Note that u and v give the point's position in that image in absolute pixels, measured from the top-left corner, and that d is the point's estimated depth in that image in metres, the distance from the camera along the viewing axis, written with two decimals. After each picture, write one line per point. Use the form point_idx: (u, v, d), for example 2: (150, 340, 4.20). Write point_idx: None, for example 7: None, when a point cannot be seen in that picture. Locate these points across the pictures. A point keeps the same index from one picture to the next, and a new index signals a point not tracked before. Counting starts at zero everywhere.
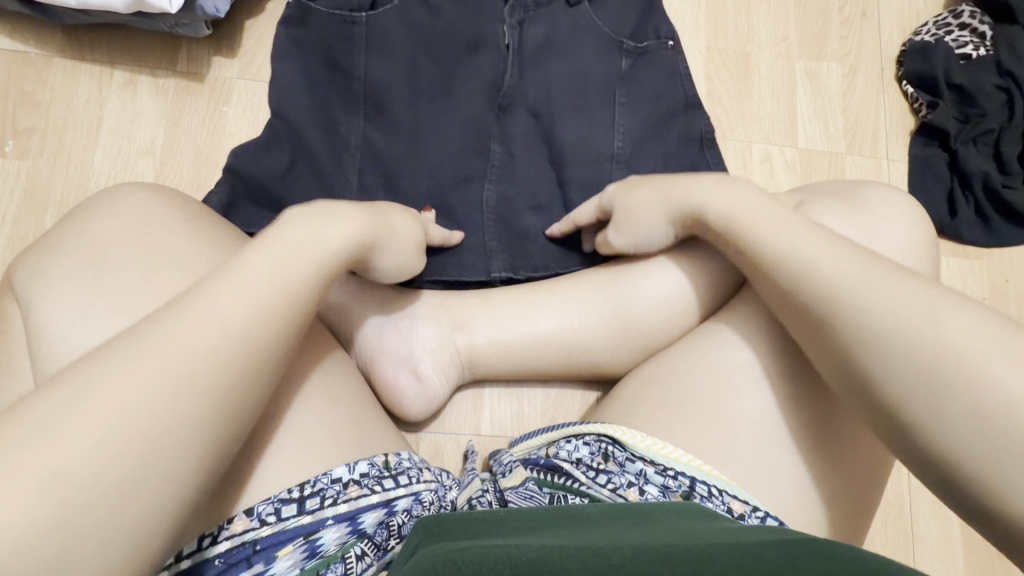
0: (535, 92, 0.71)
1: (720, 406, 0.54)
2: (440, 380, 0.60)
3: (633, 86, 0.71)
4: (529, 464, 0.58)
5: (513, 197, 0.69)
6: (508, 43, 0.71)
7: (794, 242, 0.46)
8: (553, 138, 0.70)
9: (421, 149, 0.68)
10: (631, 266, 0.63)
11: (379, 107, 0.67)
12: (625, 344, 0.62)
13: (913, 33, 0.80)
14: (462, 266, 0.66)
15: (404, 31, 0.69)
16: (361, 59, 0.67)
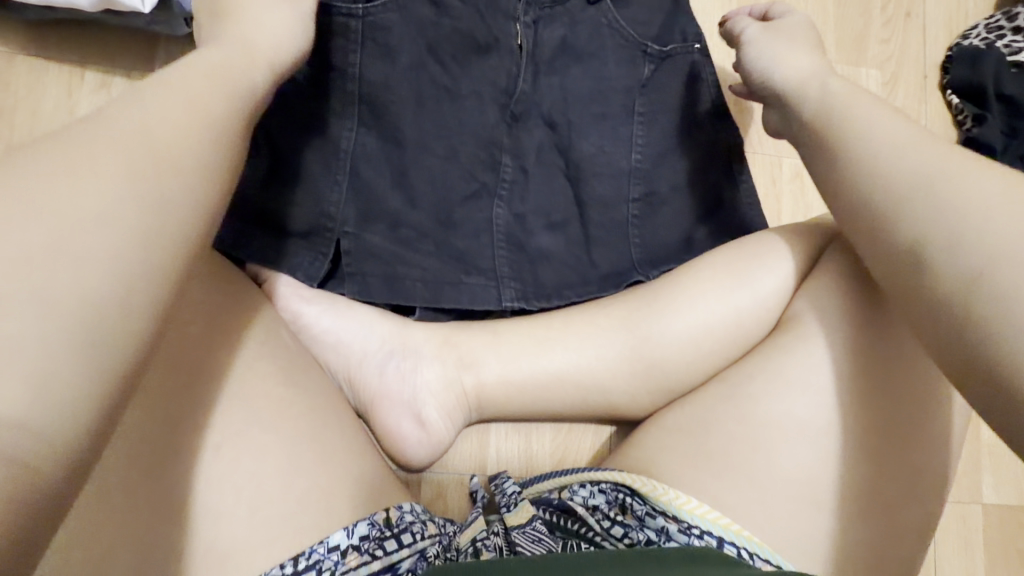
0: (550, 101, 0.64)
1: (748, 461, 0.50)
2: (446, 426, 0.55)
3: (655, 97, 0.66)
4: (540, 503, 0.54)
5: (526, 217, 0.63)
6: (520, 44, 0.62)
7: (867, 137, 0.46)
8: (569, 153, 0.64)
9: (427, 161, 0.60)
10: (654, 301, 0.58)
11: (376, 110, 0.58)
12: (646, 385, 0.57)
13: (961, 36, 0.74)
14: (472, 294, 0.59)
15: (408, 22, 0.58)
16: (359, 49, 0.57)
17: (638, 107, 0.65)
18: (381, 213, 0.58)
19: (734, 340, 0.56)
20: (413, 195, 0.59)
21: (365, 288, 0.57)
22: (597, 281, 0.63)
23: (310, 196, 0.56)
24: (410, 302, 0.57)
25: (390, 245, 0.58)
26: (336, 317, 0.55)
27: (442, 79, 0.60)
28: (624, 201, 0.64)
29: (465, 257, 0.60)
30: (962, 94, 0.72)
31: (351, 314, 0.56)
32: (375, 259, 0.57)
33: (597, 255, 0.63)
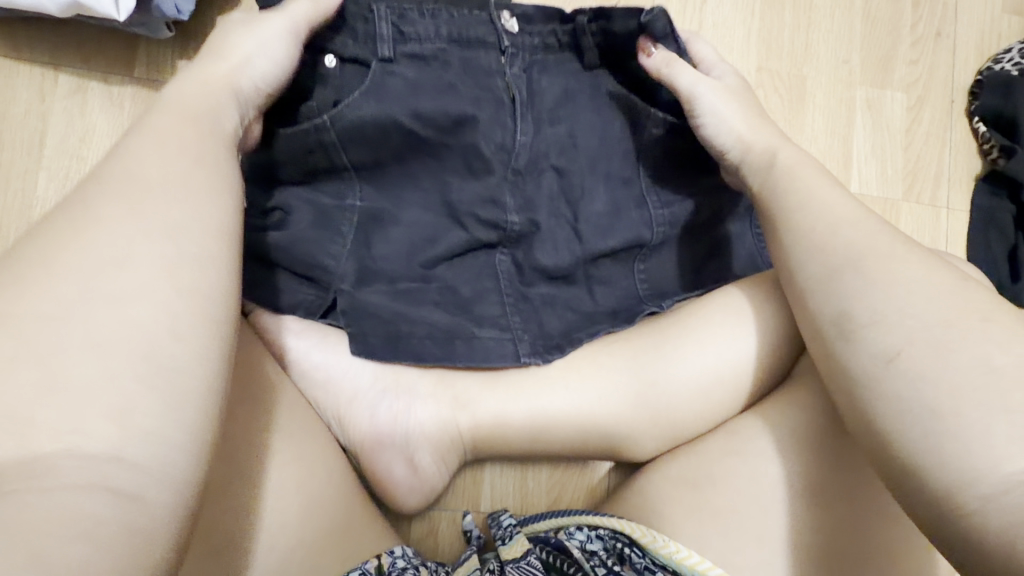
0: (551, 145, 0.55)
1: (751, 517, 0.48)
2: (438, 468, 0.54)
3: (666, 163, 0.58)
4: (536, 540, 0.53)
5: (536, 255, 0.56)
6: (513, 96, 0.53)
7: (830, 208, 0.47)
8: (579, 206, 0.56)
9: (426, 210, 0.54)
10: (661, 342, 0.55)
11: (367, 165, 0.53)
12: (651, 432, 0.54)
13: (992, 59, 0.70)
14: (486, 349, 0.54)
15: (384, 98, 0.51)
16: (339, 148, 0.51)
17: (651, 163, 0.58)
18: (381, 270, 0.53)
19: (742, 388, 0.55)
20: (409, 250, 0.54)
21: (367, 348, 0.52)
22: (604, 318, 0.57)
23: (306, 254, 0.52)
24: (421, 361, 0.53)
25: (391, 304, 0.53)
26: (325, 352, 0.53)
27: (435, 127, 0.52)
28: (643, 245, 0.58)
29: (470, 307, 0.54)
30: (990, 122, 0.69)
31: (340, 350, 0.53)
32: (374, 319, 0.52)
33: (599, 295, 0.57)
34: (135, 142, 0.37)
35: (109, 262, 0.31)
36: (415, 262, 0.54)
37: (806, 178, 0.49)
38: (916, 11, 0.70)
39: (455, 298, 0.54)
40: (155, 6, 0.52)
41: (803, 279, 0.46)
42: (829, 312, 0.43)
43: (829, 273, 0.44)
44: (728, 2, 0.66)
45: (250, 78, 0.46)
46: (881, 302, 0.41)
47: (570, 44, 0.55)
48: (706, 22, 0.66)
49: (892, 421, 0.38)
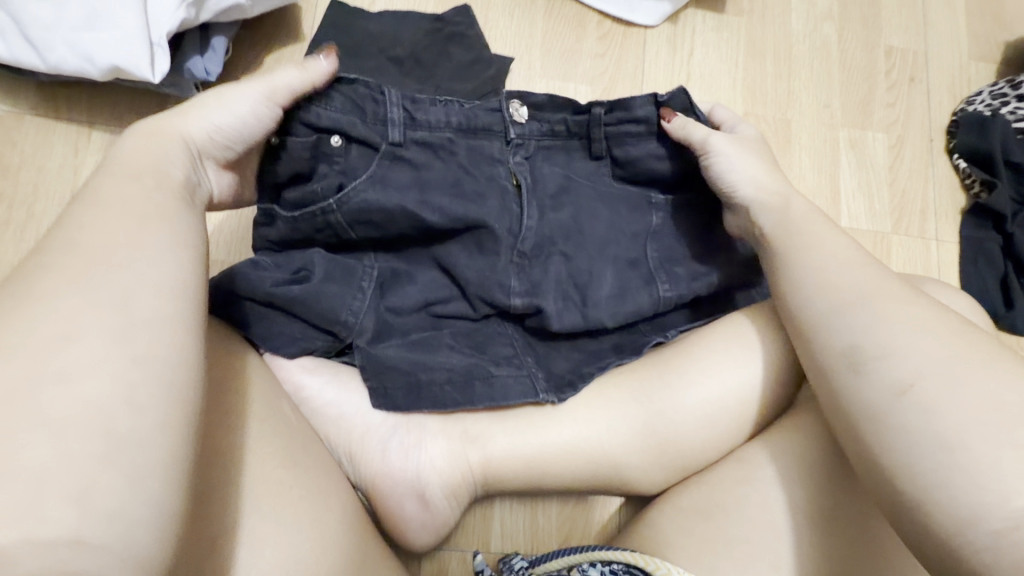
0: (556, 221, 0.57)
1: (768, 546, 0.48)
2: (449, 502, 0.53)
3: (665, 233, 0.60)
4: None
5: (540, 325, 0.56)
6: (517, 182, 0.56)
7: (832, 252, 0.50)
8: (586, 290, 0.57)
9: (439, 270, 0.56)
10: (667, 372, 0.56)
11: (382, 236, 0.54)
12: (660, 462, 0.55)
13: (965, 101, 0.75)
14: (505, 388, 0.53)
15: (390, 188, 0.53)
16: (349, 230, 0.53)
17: (654, 221, 0.60)
18: (396, 324, 0.54)
19: (748, 414, 0.55)
20: (422, 299, 0.55)
21: (391, 402, 0.52)
22: (609, 352, 0.58)
23: (324, 312, 0.52)
24: (443, 407, 0.53)
25: (409, 355, 0.53)
26: (337, 388, 0.53)
27: (447, 202, 0.54)
28: (652, 299, 0.58)
29: (485, 348, 0.55)
30: (969, 158, 0.72)
31: (353, 387, 0.54)
32: (393, 371, 0.52)
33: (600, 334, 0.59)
34: (90, 206, 0.39)
35: (60, 335, 0.32)
36: (427, 316, 0.55)
37: (803, 222, 0.53)
38: (889, 60, 0.75)
39: (467, 347, 0.55)
40: (187, 68, 0.57)
41: (812, 311, 0.48)
42: (839, 344, 0.46)
43: (839, 308, 0.47)
44: (714, 56, 0.72)
45: (202, 125, 0.47)
46: (892, 339, 0.43)
47: (581, 132, 0.58)
48: (694, 73, 0.71)
49: (900, 454, 0.40)
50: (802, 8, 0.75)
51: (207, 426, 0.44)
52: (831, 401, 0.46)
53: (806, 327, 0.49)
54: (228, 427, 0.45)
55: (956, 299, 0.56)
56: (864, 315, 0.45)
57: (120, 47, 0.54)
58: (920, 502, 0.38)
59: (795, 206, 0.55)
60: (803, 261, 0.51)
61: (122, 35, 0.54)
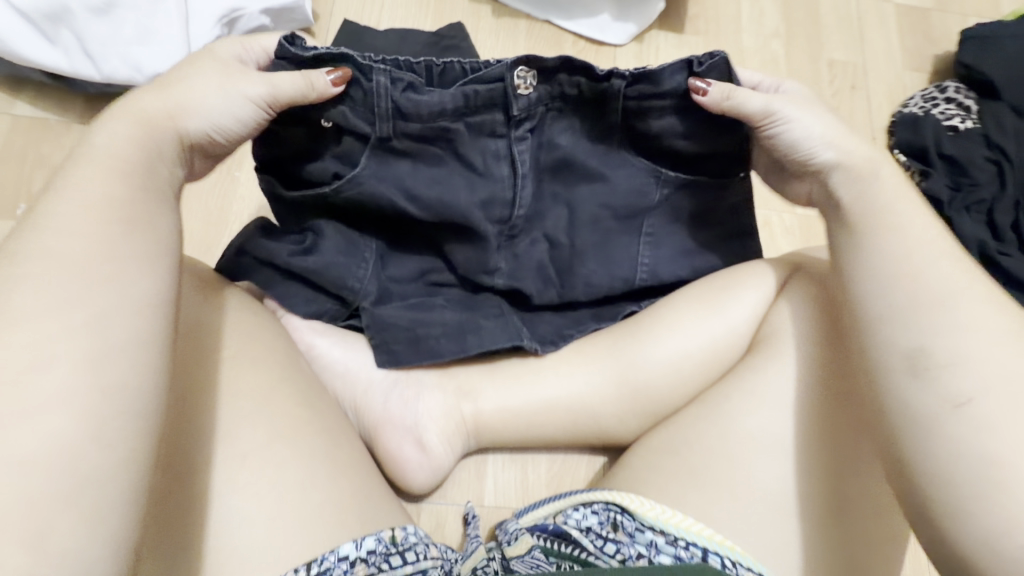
0: (544, 206, 0.61)
1: (728, 477, 0.54)
2: (444, 450, 0.59)
3: (660, 211, 0.62)
4: (535, 530, 0.57)
5: (523, 297, 0.64)
6: (519, 169, 0.57)
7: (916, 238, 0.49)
8: (566, 269, 0.63)
9: (431, 245, 0.62)
10: (638, 333, 0.62)
11: (378, 214, 0.59)
12: (633, 410, 0.61)
13: (902, 105, 0.84)
14: (493, 334, 0.60)
15: (386, 179, 0.56)
16: (347, 208, 0.58)
17: (652, 198, 0.61)
18: (396, 290, 0.61)
19: (711, 368, 0.61)
20: (418, 269, 0.62)
21: (393, 356, 0.59)
22: (589, 316, 0.65)
23: (335, 278, 0.59)
24: (440, 357, 0.59)
25: (408, 314, 0.60)
26: (344, 348, 0.60)
27: (439, 193, 0.57)
28: (629, 271, 0.63)
29: (475, 303, 0.62)
30: (906, 151, 0.80)
31: (357, 346, 0.60)
32: (395, 328, 0.60)
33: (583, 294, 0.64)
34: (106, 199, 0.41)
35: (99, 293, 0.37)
36: (422, 286, 0.62)
37: (879, 191, 0.53)
38: (831, 71, 0.85)
39: (460, 304, 0.62)
40: None
41: (871, 304, 0.49)
42: (906, 344, 0.46)
43: (913, 304, 0.47)
44: None
45: (202, 122, 0.48)
46: (962, 345, 0.44)
47: (596, 102, 0.55)
48: None
49: (938, 464, 0.42)
50: (751, 28, 0.85)
51: (228, 373, 0.51)
52: (872, 391, 0.48)
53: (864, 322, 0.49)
54: (243, 375, 0.52)
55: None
56: (937, 318, 0.46)
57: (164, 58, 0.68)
58: (955, 510, 0.41)
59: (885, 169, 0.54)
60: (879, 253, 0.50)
61: None
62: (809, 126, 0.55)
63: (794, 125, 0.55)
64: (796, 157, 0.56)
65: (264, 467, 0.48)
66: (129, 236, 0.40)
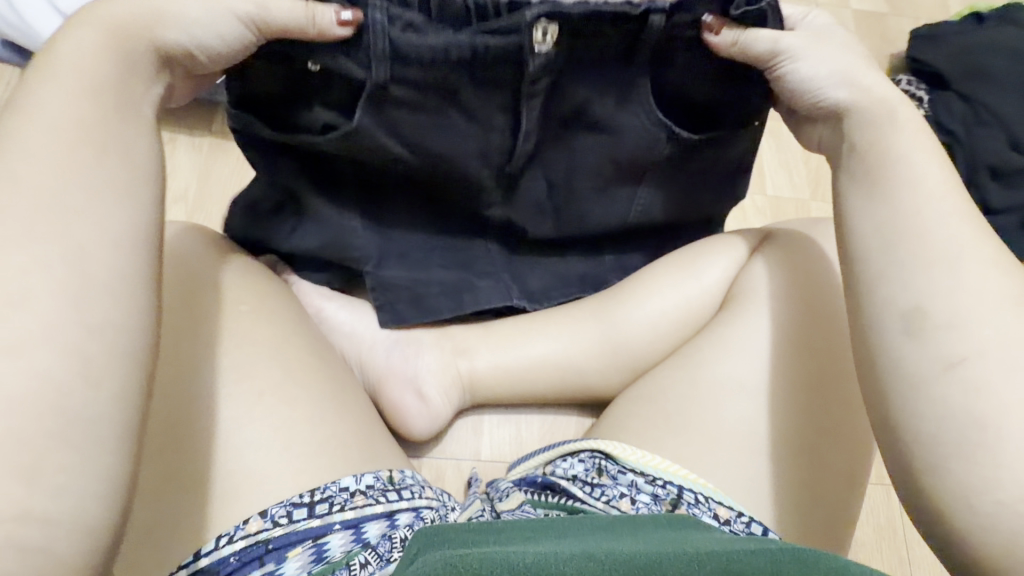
0: (549, 155, 0.60)
1: (702, 418, 0.58)
2: (443, 402, 0.64)
3: (663, 163, 0.63)
4: (525, 486, 0.61)
5: (517, 234, 0.67)
6: (525, 122, 0.56)
7: (926, 203, 0.51)
8: (561, 210, 0.65)
9: (421, 190, 0.62)
10: (620, 296, 0.67)
11: (375, 158, 0.58)
12: (615, 365, 0.66)
13: None
14: (486, 296, 0.67)
15: (383, 122, 0.55)
16: (334, 155, 0.58)
17: (661, 153, 0.61)
18: (393, 244, 0.66)
19: (685, 324, 0.66)
20: (410, 224, 0.65)
21: (397, 316, 0.66)
22: (575, 280, 0.71)
23: (336, 236, 0.64)
24: (438, 314, 0.67)
25: (407, 274, 0.66)
26: (350, 311, 0.66)
27: (438, 138, 0.57)
28: (620, 210, 0.66)
29: (470, 265, 0.68)
30: None
31: (362, 310, 0.67)
32: (397, 289, 0.66)
33: (580, 228, 0.67)
34: (106, 129, 0.41)
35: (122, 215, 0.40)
36: (419, 237, 0.66)
37: (893, 138, 0.54)
38: None
39: (453, 263, 0.67)
40: None
41: (872, 258, 0.51)
42: (902, 303, 0.49)
43: (917, 264, 0.49)
44: None
45: (181, 31, 0.46)
46: (960, 306, 0.47)
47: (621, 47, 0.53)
48: None
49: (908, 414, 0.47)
50: None
51: (240, 322, 0.56)
52: (864, 349, 0.51)
53: (862, 283, 0.51)
54: (253, 324, 0.57)
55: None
56: (941, 274, 0.48)
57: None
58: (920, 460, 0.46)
59: (900, 109, 0.55)
60: (884, 207, 0.52)
61: None
62: (819, 65, 0.56)
63: (804, 64, 0.55)
64: (804, 100, 0.57)
65: (275, 403, 0.53)
66: (152, 174, 0.43)
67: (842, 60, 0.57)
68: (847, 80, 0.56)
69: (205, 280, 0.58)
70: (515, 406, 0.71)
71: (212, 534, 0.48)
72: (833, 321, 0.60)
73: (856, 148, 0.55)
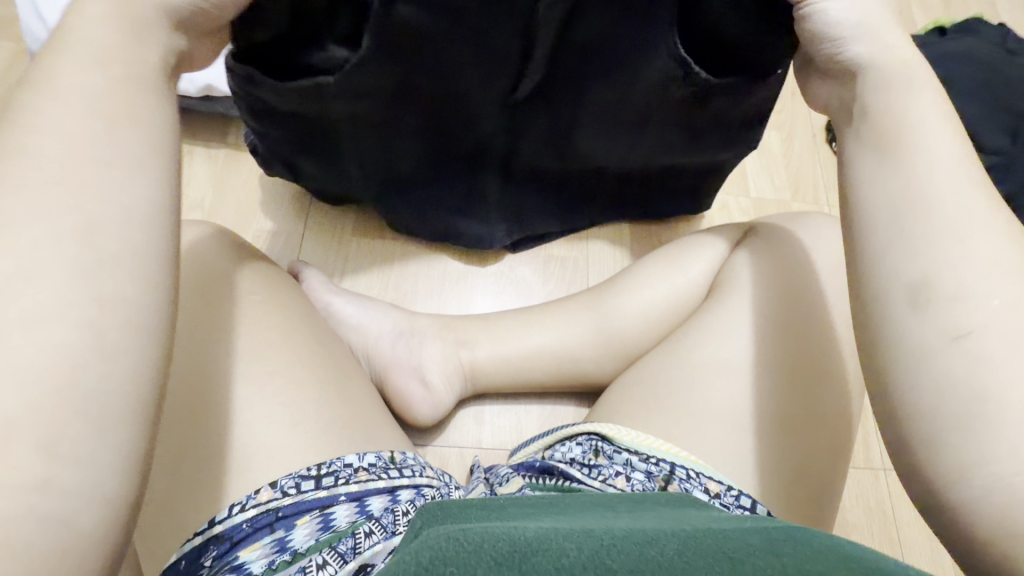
0: (553, 81, 0.67)
1: (688, 398, 0.62)
2: (445, 389, 0.69)
3: (669, 97, 0.68)
4: (524, 473, 0.63)
5: (515, 159, 0.78)
6: (530, 55, 0.62)
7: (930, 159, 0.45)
8: (561, 132, 0.74)
9: (427, 116, 0.70)
10: (612, 289, 0.72)
11: (391, 88, 0.65)
12: (608, 353, 0.70)
13: None
14: (477, 239, 0.87)
15: (398, 57, 0.61)
16: (341, 97, 0.64)
17: (671, 92, 0.67)
18: (400, 174, 0.78)
19: (673, 310, 0.70)
20: (417, 159, 0.76)
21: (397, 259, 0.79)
22: (557, 211, 0.87)
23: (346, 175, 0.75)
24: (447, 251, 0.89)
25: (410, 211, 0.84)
26: (357, 306, 0.72)
27: (451, 67, 0.63)
28: (616, 131, 0.74)
29: (465, 211, 0.85)
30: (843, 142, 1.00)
31: (369, 305, 0.72)
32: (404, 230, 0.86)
33: (570, 156, 0.78)
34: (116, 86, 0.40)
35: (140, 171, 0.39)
36: (419, 187, 0.81)
37: (908, 103, 0.48)
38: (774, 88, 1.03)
39: (449, 203, 0.84)
40: None
41: (878, 233, 0.45)
42: (910, 274, 0.43)
43: (923, 231, 0.43)
44: None
45: None
46: (967, 286, 0.41)
47: None
48: None
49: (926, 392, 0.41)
50: None
51: (254, 311, 0.61)
52: (862, 328, 0.46)
53: (860, 259, 0.46)
54: (265, 313, 0.61)
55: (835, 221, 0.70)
56: (948, 244, 0.43)
57: (212, 74, 0.85)
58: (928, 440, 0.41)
59: (919, 75, 0.49)
60: (893, 172, 0.46)
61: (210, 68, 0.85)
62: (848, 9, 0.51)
63: (834, 5, 0.51)
64: (822, 47, 0.53)
65: (285, 382, 0.57)
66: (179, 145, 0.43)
67: (871, 12, 0.51)
68: (872, 34, 0.50)
69: (224, 271, 0.62)
70: (514, 398, 0.75)
71: (227, 503, 0.51)
72: (812, 304, 0.63)
73: (870, 111, 0.49)
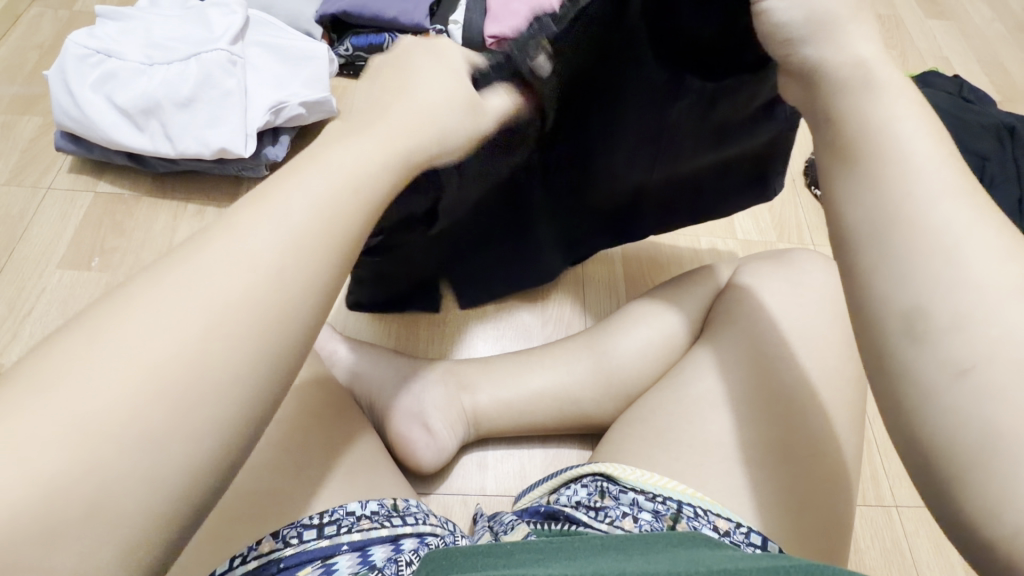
0: (577, 135, 0.67)
1: (689, 432, 0.62)
2: (448, 433, 0.70)
3: (691, 120, 0.69)
4: (529, 519, 0.61)
5: (563, 210, 0.79)
6: (552, 124, 0.62)
7: None
8: (597, 171, 0.74)
9: (481, 227, 0.75)
10: (610, 330, 0.75)
11: (449, 228, 0.71)
12: (609, 393, 0.72)
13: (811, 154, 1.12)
14: (546, 275, 0.91)
15: (452, 208, 0.66)
16: (415, 247, 0.72)
17: (679, 109, 0.67)
18: (464, 264, 0.81)
19: (668, 347, 0.73)
20: (475, 253, 0.80)
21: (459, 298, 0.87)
22: (607, 235, 0.89)
23: (415, 279, 0.81)
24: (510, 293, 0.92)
25: (474, 278, 0.85)
26: (358, 351, 0.74)
27: (495, 195, 0.69)
28: (649, 159, 0.74)
29: (531, 261, 0.86)
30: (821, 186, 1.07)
31: (374, 353, 0.75)
32: (475, 291, 0.88)
33: (615, 185, 0.78)
34: None
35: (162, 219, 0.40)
36: (474, 262, 0.82)
37: (881, 102, 0.44)
38: None
39: (512, 267, 0.86)
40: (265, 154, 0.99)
41: None
42: None
43: None
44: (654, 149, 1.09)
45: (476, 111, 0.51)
46: None
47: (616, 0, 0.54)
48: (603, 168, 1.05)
49: None
50: None
51: None
52: None
53: None
54: None
55: (819, 256, 0.73)
56: None
57: (228, 138, 0.95)
58: None
59: None
60: None
61: (226, 136, 0.95)
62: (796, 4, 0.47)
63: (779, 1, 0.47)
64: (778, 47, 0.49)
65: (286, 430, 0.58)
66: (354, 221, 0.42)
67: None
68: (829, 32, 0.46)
69: None
70: (518, 443, 0.76)
71: (229, 555, 0.50)
72: (803, 333, 0.65)
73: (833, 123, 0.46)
